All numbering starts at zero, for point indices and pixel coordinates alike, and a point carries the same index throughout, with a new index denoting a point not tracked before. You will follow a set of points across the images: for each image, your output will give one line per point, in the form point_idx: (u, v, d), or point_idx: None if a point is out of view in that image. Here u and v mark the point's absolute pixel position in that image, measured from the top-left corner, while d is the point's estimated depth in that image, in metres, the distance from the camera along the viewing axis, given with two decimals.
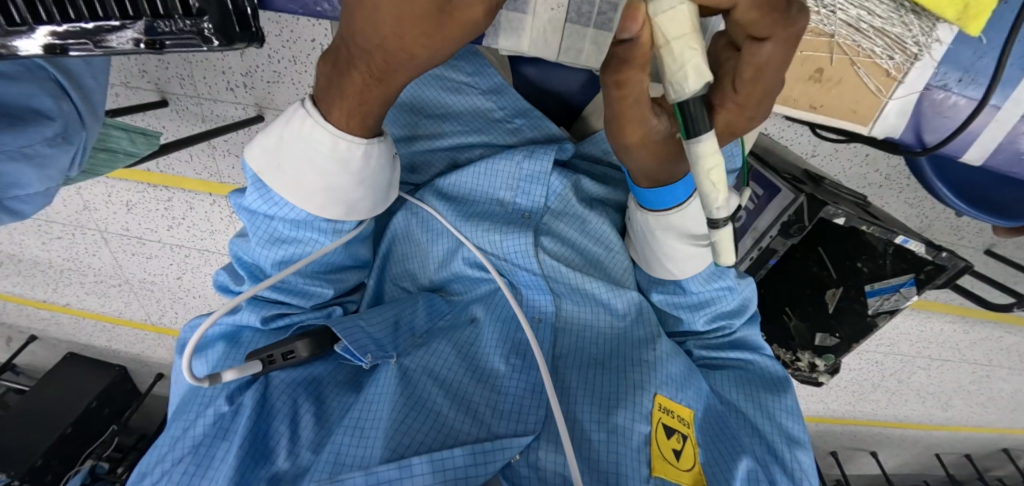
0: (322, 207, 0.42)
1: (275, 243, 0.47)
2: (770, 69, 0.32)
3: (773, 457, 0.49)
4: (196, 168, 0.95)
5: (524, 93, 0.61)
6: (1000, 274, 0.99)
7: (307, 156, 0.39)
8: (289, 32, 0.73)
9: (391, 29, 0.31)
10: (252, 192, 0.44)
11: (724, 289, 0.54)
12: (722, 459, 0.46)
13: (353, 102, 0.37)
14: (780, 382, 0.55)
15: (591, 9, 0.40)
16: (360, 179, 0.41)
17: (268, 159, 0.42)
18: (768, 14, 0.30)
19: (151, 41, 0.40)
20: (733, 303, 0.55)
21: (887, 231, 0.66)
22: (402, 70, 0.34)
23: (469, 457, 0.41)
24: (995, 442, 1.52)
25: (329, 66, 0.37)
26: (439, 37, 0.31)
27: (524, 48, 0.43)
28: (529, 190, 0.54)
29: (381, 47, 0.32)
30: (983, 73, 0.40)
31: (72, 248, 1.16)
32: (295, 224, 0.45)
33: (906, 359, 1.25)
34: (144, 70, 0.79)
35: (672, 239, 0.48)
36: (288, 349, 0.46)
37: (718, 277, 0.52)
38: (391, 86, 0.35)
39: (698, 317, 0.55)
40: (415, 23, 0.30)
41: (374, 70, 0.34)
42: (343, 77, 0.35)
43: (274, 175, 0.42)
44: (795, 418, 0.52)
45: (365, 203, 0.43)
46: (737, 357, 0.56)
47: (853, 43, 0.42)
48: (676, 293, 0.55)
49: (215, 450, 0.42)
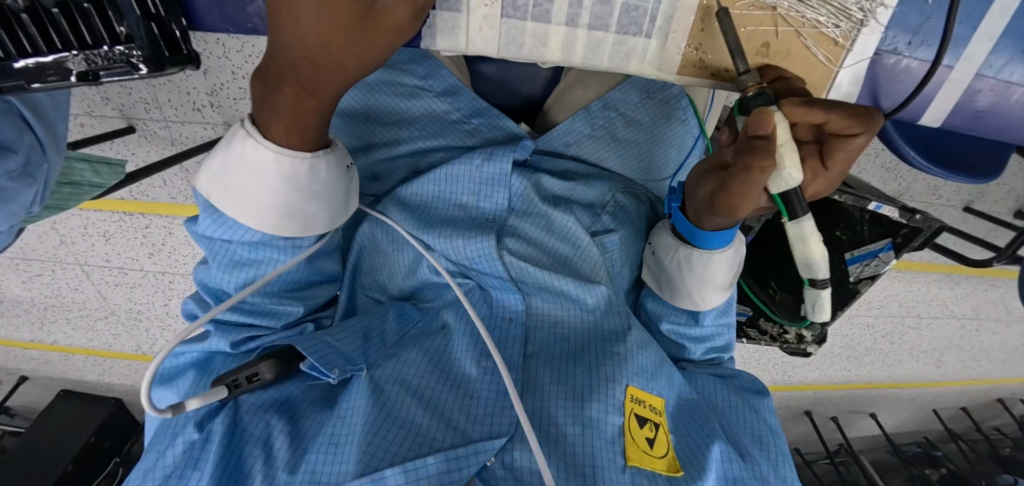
0: (276, 225, 0.41)
1: (236, 267, 0.45)
2: (845, 161, 0.38)
3: (763, 449, 0.51)
4: (171, 193, 0.93)
5: (482, 91, 0.59)
6: (980, 230, 1.00)
7: (253, 172, 0.38)
8: (250, 47, 0.71)
9: (315, 40, 0.30)
10: (206, 221, 0.43)
11: (724, 325, 0.59)
12: (694, 445, 0.47)
13: (289, 117, 0.36)
14: (762, 387, 0.59)
15: (524, 2, 0.39)
16: (312, 193, 0.40)
17: (215, 183, 0.40)
18: (861, 118, 0.36)
19: (83, 73, 0.39)
20: (728, 338, 0.60)
21: (861, 199, 0.67)
22: (333, 81, 0.33)
23: (444, 464, 0.40)
24: (990, 393, 1.55)
25: (260, 81, 0.35)
26: (368, 47, 0.31)
27: (462, 48, 0.42)
28: (492, 193, 0.53)
29: (307, 58, 0.31)
30: (932, 35, 0.40)
31: (52, 285, 1.14)
32: (254, 246, 0.44)
33: (898, 321, 1.26)
34: (108, 98, 0.77)
35: (714, 283, 0.51)
36: (251, 372, 0.45)
37: (726, 312, 0.57)
38: (325, 98, 0.34)
39: (699, 347, 0.58)
40: (341, 32, 0.30)
41: (304, 82, 0.33)
42: (274, 92, 0.34)
43: (225, 198, 0.40)
44: (762, 416, 0.54)
45: (322, 217, 0.42)
46: (725, 372, 0.59)
47: (797, 14, 0.40)
48: (686, 326, 0.57)
49: (187, 479, 0.40)
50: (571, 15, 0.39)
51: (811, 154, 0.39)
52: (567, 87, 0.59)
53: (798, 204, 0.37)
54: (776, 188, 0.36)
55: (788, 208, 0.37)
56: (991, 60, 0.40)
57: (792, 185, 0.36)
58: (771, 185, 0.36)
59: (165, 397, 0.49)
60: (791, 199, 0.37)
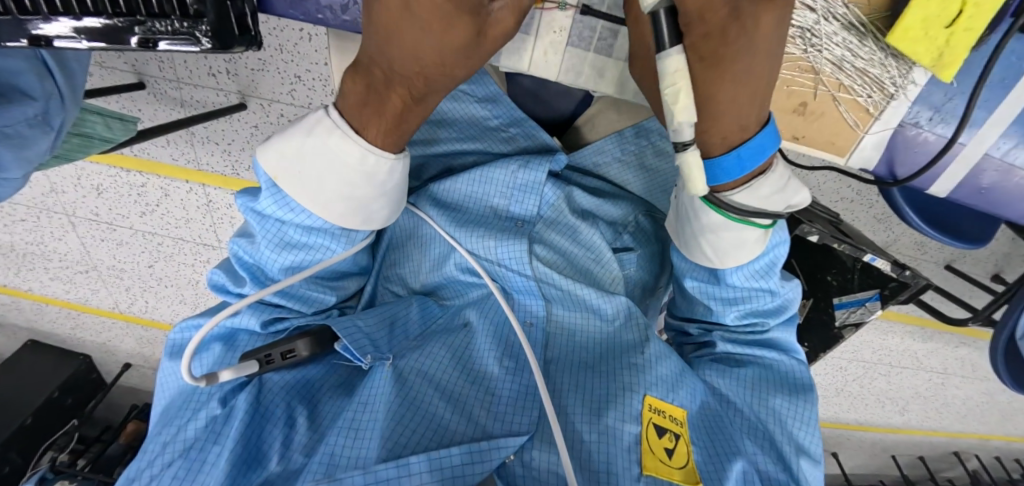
0: (341, 216, 0.43)
1: (286, 247, 0.47)
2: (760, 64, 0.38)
3: (783, 466, 0.49)
4: (173, 154, 0.93)
5: (518, 101, 0.61)
6: (958, 288, 1.05)
7: (334, 164, 0.40)
8: (276, 21, 0.72)
9: (432, 57, 0.36)
10: (268, 198, 0.44)
11: (764, 289, 0.52)
12: (717, 459, 0.47)
13: (392, 121, 0.39)
14: (804, 388, 0.53)
15: (591, 35, 0.46)
16: (383, 192, 0.43)
17: (286, 165, 0.42)
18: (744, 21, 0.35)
19: (145, 39, 0.40)
20: (775, 302, 0.53)
21: (857, 250, 0.69)
22: (436, 89, 0.39)
23: (467, 456, 0.42)
24: (946, 445, 1.61)
25: (361, 85, 0.39)
26: (477, 55, 0.38)
27: (524, 66, 0.48)
28: (523, 199, 0.55)
29: (421, 73, 0.37)
30: (953, 113, 0.45)
31: (36, 232, 1.12)
32: (308, 230, 0.46)
33: (868, 365, 1.31)
34: (122, 51, 0.77)
35: (718, 234, 0.45)
36: (288, 348, 0.47)
37: (761, 275, 0.50)
38: (425, 104, 0.40)
39: (729, 311, 0.54)
40: (457, 50, 0.36)
41: (413, 91, 0.38)
42: (380, 99, 0.38)
43: (297, 184, 0.42)
44: (812, 431, 0.51)
45: (381, 216, 0.45)
46: (761, 355, 0.55)
47: (836, 80, 0.46)
48: (710, 285, 0.53)
49: (207, 453, 0.43)
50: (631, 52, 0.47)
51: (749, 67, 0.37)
52: (596, 113, 0.61)
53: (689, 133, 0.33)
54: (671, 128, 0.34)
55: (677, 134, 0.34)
56: (1001, 142, 0.46)
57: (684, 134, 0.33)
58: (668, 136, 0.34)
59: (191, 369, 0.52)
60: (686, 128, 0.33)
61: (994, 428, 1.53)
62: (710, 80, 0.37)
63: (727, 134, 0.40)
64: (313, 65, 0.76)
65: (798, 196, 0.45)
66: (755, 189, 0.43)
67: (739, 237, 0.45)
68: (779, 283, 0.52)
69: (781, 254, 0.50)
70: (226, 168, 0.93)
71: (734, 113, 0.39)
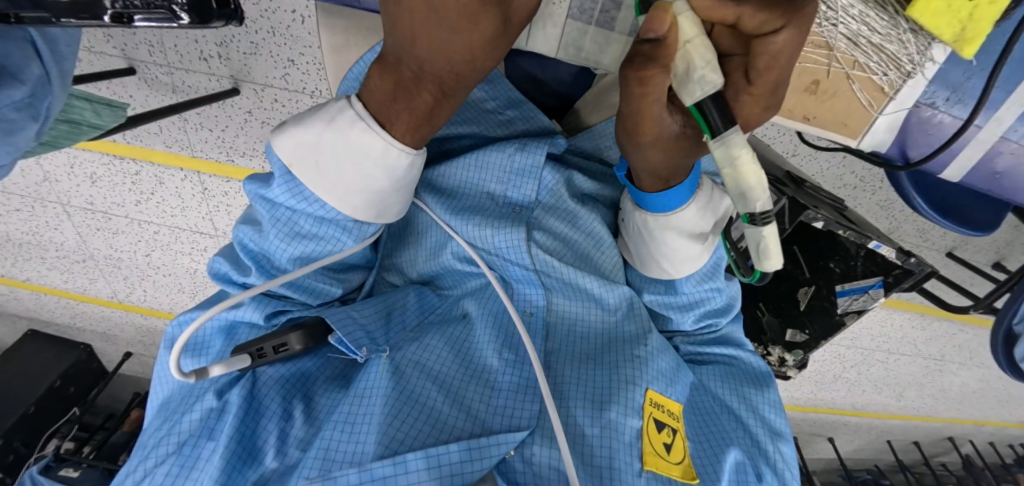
0: (355, 207, 0.42)
1: (294, 238, 0.45)
2: (783, 58, 0.37)
3: (759, 451, 0.52)
4: (166, 141, 0.90)
5: (518, 86, 0.60)
6: (959, 276, 1.05)
7: (353, 154, 0.39)
8: (267, 2, 0.68)
9: (459, 53, 0.35)
10: (280, 185, 0.42)
11: (713, 290, 0.58)
12: (711, 451, 0.49)
13: (421, 117, 0.38)
14: (762, 378, 0.58)
15: (593, 7, 0.47)
16: (400, 185, 0.42)
17: (304, 153, 0.40)
18: (775, 11, 0.35)
19: (119, 14, 0.38)
20: (722, 300, 0.59)
21: (862, 236, 0.68)
22: (463, 87, 0.38)
23: (466, 453, 0.41)
24: (941, 431, 1.62)
25: (387, 82, 0.38)
26: (507, 40, 0.37)
27: (526, 44, 0.50)
28: (520, 184, 0.54)
29: (452, 71, 0.36)
30: (969, 94, 0.46)
31: (31, 221, 1.09)
32: (320, 220, 0.44)
33: (866, 353, 1.31)
34: (110, 35, 0.74)
35: (672, 244, 0.50)
36: (280, 342, 0.46)
37: (709, 277, 0.57)
38: (454, 100, 0.39)
39: (687, 317, 0.58)
40: (489, 42, 0.35)
41: (443, 86, 0.37)
42: (410, 96, 0.37)
43: (311, 172, 0.41)
44: (776, 411, 0.55)
45: (394, 208, 0.44)
46: (721, 353, 0.60)
47: (850, 56, 0.45)
48: (666, 295, 0.58)
49: (200, 450, 0.42)
50: (634, 27, 0.47)
51: (736, 66, 0.38)
52: (594, 98, 0.58)
53: (719, 120, 0.33)
54: (688, 98, 0.34)
55: (708, 125, 0.34)
56: (1017, 126, 0.46)
57: (693, 91, 0.33)
58: (684, 94, 0.34)
59: (191, 360, 0.50)
60: (707, 109, 0.33)
61: (988, 415, 1.54)
62: (748, 77, 0.38)
63: (759, 110, 0.40)
64: (308, 48, 0.74)
65: (724, 203, 0.51)
66: (694, 208, 0.48)
67: (687, 250, 0.51)
68: (724, 281, 0.58)
69: (721, 256, 0.58)
70: (222, 155, 0.91)
71: (774, 98, 0.40)
